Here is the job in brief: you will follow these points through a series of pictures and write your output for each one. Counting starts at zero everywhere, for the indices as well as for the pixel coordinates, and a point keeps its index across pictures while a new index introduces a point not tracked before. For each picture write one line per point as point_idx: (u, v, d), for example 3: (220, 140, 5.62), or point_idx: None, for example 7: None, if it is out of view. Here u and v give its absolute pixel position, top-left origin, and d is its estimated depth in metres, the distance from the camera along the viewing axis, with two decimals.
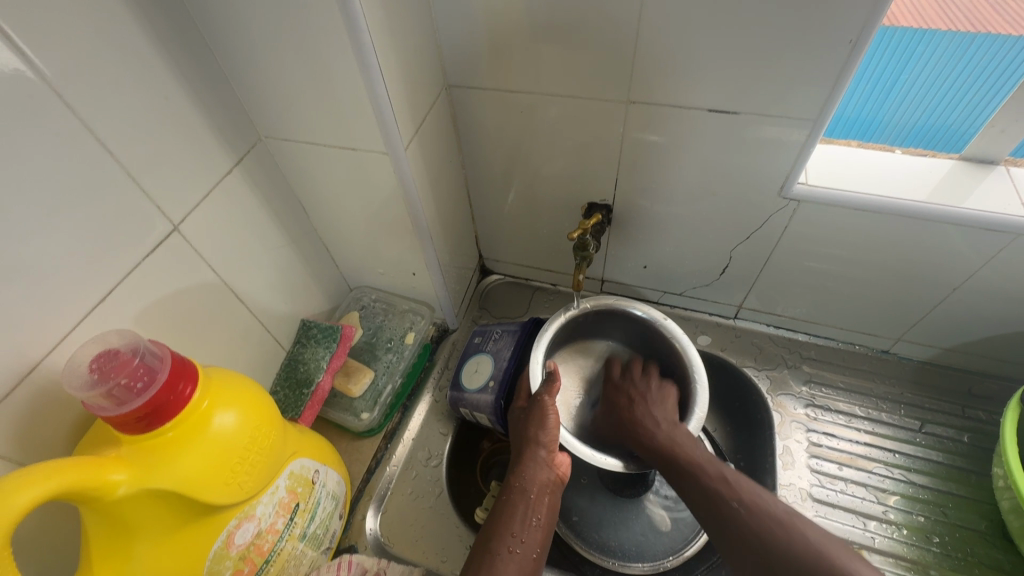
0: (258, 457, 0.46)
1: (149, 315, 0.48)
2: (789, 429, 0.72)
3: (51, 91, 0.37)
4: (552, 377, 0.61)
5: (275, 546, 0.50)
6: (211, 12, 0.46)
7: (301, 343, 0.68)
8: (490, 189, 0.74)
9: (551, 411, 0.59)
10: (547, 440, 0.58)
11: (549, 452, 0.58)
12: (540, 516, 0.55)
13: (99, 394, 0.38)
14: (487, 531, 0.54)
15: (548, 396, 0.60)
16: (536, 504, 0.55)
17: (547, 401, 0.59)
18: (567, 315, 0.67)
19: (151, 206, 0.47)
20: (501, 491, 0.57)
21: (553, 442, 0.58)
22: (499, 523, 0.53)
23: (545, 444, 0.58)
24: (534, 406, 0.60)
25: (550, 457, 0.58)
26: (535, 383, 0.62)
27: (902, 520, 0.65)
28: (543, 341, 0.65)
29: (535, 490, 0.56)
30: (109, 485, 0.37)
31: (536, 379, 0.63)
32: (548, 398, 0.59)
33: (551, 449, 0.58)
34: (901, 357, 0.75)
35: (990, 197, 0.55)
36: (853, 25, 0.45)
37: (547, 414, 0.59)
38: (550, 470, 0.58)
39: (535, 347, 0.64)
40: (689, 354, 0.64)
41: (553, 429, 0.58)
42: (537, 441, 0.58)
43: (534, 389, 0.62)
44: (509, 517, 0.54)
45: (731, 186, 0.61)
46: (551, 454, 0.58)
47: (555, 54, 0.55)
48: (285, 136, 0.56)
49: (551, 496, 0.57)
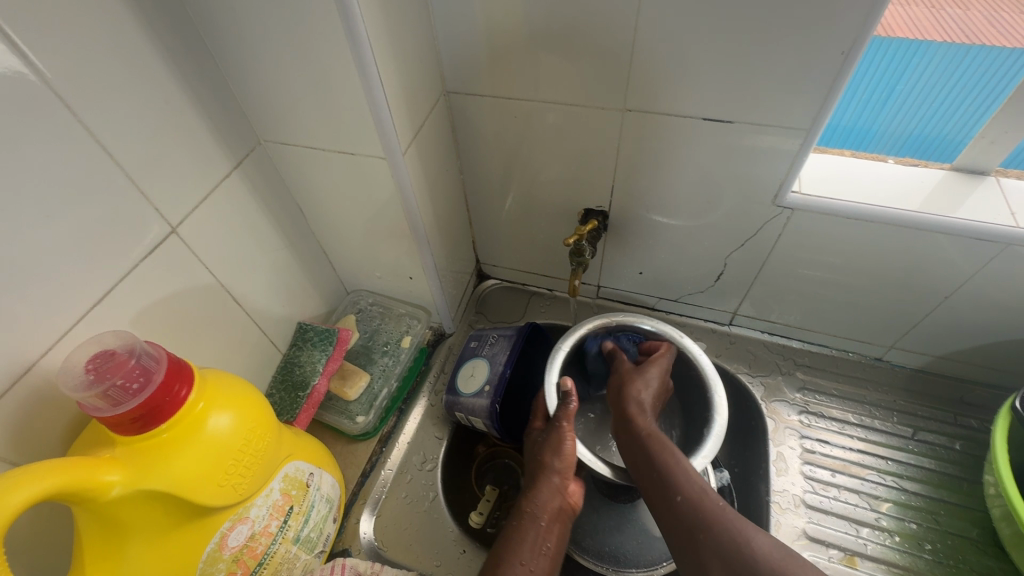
0: (252, 460, 0.46)
1: (145, 316, 0.49)
2: (783, 435, 0.72)
3: (53, 93, 0.38)
4: (566, 400, 0.61)
5: (268, 549, 0.50)
6: (212, 17, 0.46)
7: (297, 346, 0.68)
8: (488, 195, 0.74)
9: (567, 438, 0.59)
10: (561, 467, 0.59)
11: (562, 480, 0.59)
12: (551, 544, 0.55)
13: (94, 395, 0.38)
14: (495, 552, 0.54)
15: (566, 421, 0.60)
16: (546, 531, 0.55)
17: (563, 428, 0.60)
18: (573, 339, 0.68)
19: (149, 208, 0.47)
20: (513, 517, 0.57)
21: (567, 469, 0.59)
22: (509, 548, 0.53)
23: (559, 470, 0.58)
24: (551, 433, 0.60)
25: (563, 484, 0.58)
26: (552, 403, 0.63)
27: (895, 527, 0.65)
28: (555, 363, 0.66)
29: (546, 518, 0.56)
30: (103, 486, 0.37)
31: (552, 399, 0.63)
32: (565, 424, 0.60)
33: (565, 476, 0.59)
34: (894, 365, 0.75)
35: (979, 207, 0.56)
36: (844, 37, 0.45)
37: (563, 440, 0.60)
38: (562, 497, 0.58)
39: (549, 367, 0.66)
40: (705, 365, 0.64)
41: (568, 456, 0.59)
42: (551, 467, 0.59)
43: (551, 412, 0.63)
44: (518, 544, 0.54)
45: (725, 194, 0.61)
46: (564, 480, 0.59)
47: (553, 62, 0.55)
48: (283, 140, 0.56)
49: (562, 524, 0.57)
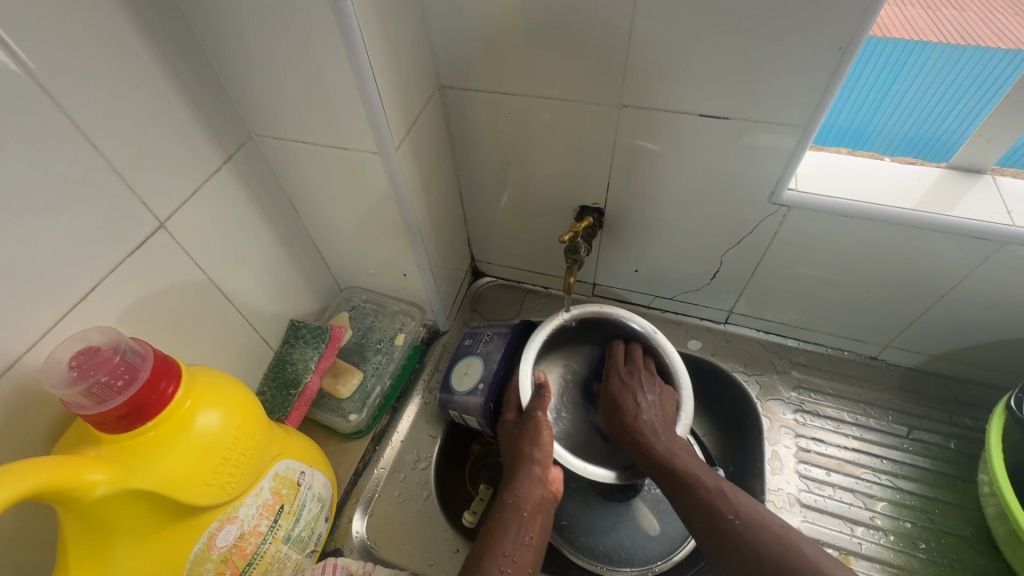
0: (241, 458, 0.45)
1: (133, 313, 0.48)
2: (778, 434, 0.72)
3: (36, 84, 0.37)
4: (542, 391, 0.63)
5: (258, 549, 0.49)
6: (202, 8, 0.45)
7: (289, 344, 0.67)
8: (483, 191, 0.74)
9: (544, 427, 0.60)
10: (541, 457, 0.59)
11: (542, 470, 0.58)
12: (533, 534, 0.54)
13: (78, 393, 0.38)
14: (479, 546, 0.52)
15: (541, 412, 0.61)
16: (528, 522, 0.54)
17: (540, 417, 0.61)
18: (548, 328, 0.67)
19: (137, 203, 0.46)
20: (495, 509, 0.56)
21: (547, 458, 0.59)
22: (493, 539, 0.52)
23: (539, 459, 0.58)
24: (528, 423, 0.61)
25: (544, 475, 0.58)
26: (524, 397, 0.63)
27: (889, 526, 0.65)
28: (534, 349, 0.65)
29: (528, 509, 0.55)
30: (87, 485, 0.37)
31: (525, 393, 0.64)
32: (541, 415, 0.61)
33: (545, 466, 0.58)
34: (889, 363, 0.75)
35: (976, 205, 0.56)
36: (843, 34, 0.45)
37: (540, 430, 0.60)
38: (543, 487, 0.57)
39: (524, 356, 0.65)
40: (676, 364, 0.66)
41: (546, 444, 0.59)
42: (532, 457, 0.58)
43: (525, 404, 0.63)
44: (501, 535, 0.52)
45: (722, 191, 0.61)
46: (544, 470, 0.58)
47: (549, 58, 0.55)
48: (275, 135, 0.56)
49: (544, 514, 0.56)
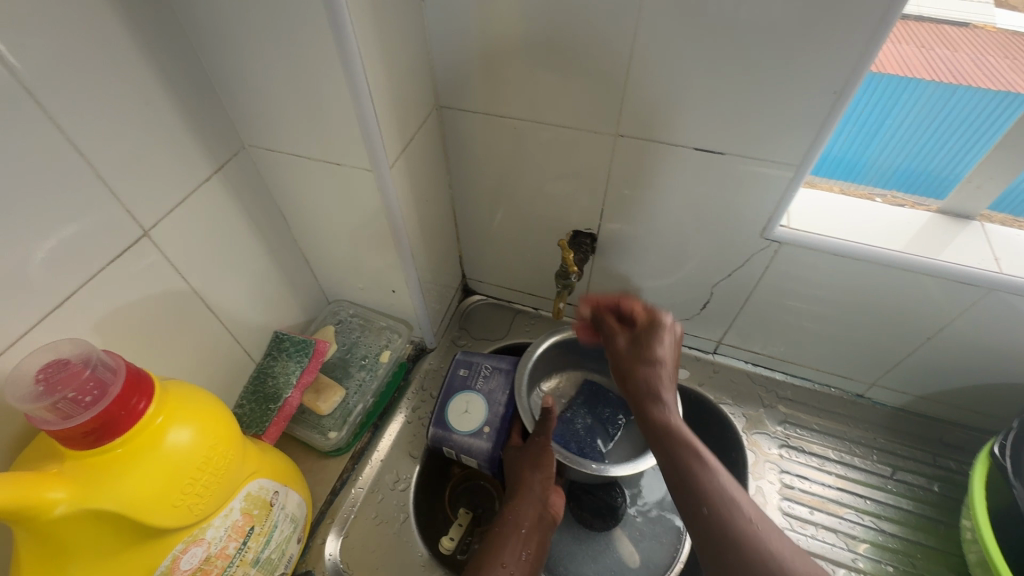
0: (211, 478, 0.43)
1: (108, 323, 0.47)
2: (763, 469, 0.71)
3: (24, 90, 0.36)
4: (547, 417, 0.64)
5: (225, 571, 0.48)
6: (199, 17, 0.45)
7: (272, 356, 0.65)
8: (476, 209, 0.73)
9: (546, 450, 0.62)
10: (542, 477, 0.60)
11: (544, 490, 0.60)
12: (531, 551, 0.57)
13: (44, 407, 0.36)
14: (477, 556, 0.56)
15: (544, 436, 0.63)
16: (527, 538, 0.57)
17: (542, 441, 0.62)
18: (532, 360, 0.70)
19: (120, 210, 0.45)
20: (495, 523, 0.59)
21: (549, 478, 0.61)
22: (491, 548, 0.56)
23: (542, 480, 0.60)
24: (531, 446, 0.63)
25: (545, 495, 0.60)
26: (530, 424, 0.65)
27: (871, 569, 0.64)
28: (523, 381, 0.68)
29: (527, 526, 0.58)
30: (46, 504, 0.35)
31: (531, 418, 0.66)
32: (544, 439, 0.63)
33: (546, 486, 0.60)
34: (875, 402, 0.75)
35: (965, 251, 0.57)
36: (838, 78, 0.46)
37: (542, 453, 0.62)
38: (543, 507, 0.59)
39: (522, 395, 0.67)
40: None
41: (548, 466, 0.61)
42: (533, 478, 0.60)
43: (529, 429, 0.65)
44: (501, 547, 0.56)
45: (715, 223, 0.61)
46: (547, 491, 0.60)
47: (548, 83, 0.55)
48: (268, 146, 0.55)
49: (542, 533, 0.58)
